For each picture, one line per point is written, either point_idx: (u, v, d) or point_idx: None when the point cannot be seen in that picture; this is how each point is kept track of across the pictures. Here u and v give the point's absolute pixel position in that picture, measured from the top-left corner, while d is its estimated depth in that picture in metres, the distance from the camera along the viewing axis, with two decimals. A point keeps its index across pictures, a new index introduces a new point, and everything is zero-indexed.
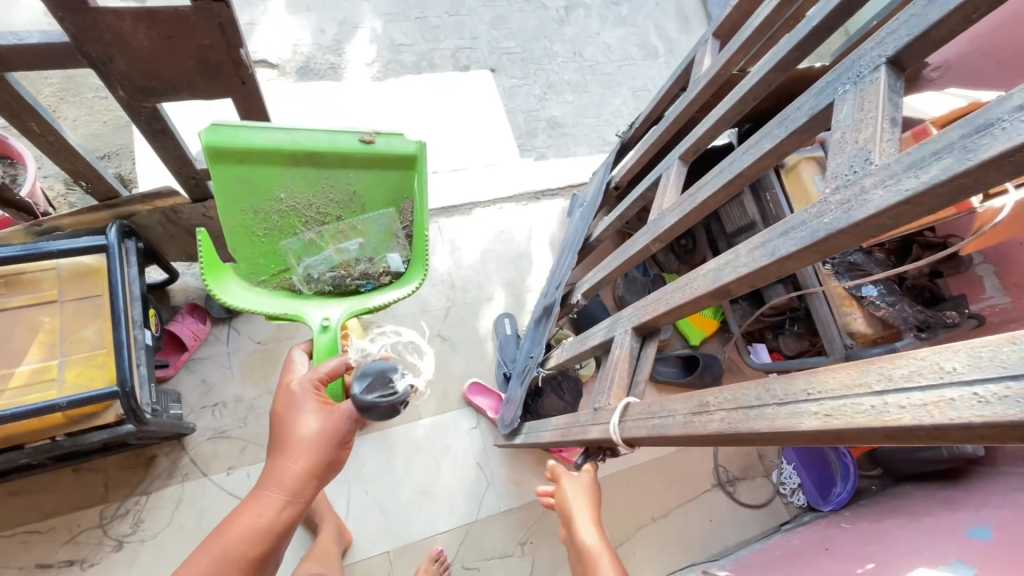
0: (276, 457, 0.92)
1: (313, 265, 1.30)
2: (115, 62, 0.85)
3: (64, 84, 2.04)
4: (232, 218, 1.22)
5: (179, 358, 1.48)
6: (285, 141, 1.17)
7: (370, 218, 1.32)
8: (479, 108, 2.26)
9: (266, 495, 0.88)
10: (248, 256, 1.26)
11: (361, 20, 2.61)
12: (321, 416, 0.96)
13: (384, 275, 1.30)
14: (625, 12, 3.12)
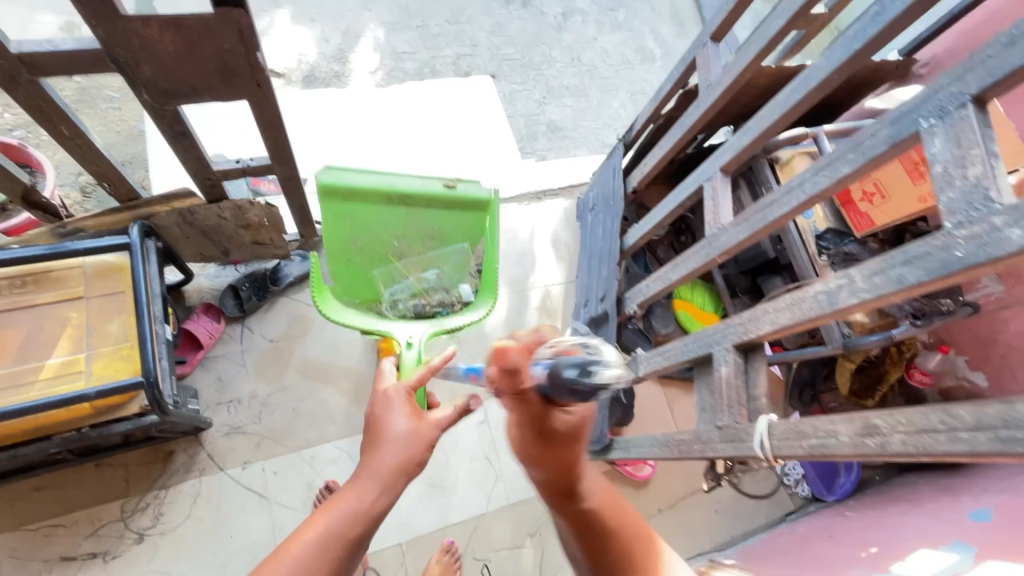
0: (370, 455, 0.86)
1: (398, 293, 1.51)
2: (142, 67, 0.90)
3: (80, 96, 2.11)
4: (335, 247, 1.44)
5: (195, 356, 1.52)
6: (380, 183, 1.40)
7: (447, 253, 1.53)
8: (481, 113, 2.32)
9: (354, 494, 0.80)
10: (346, 281, 1.47)
11: (364, 30, 2.68)
12: (416, 419, 0.91)
13: (457, 303, 1.53)
14: (621, 18, 3.19)
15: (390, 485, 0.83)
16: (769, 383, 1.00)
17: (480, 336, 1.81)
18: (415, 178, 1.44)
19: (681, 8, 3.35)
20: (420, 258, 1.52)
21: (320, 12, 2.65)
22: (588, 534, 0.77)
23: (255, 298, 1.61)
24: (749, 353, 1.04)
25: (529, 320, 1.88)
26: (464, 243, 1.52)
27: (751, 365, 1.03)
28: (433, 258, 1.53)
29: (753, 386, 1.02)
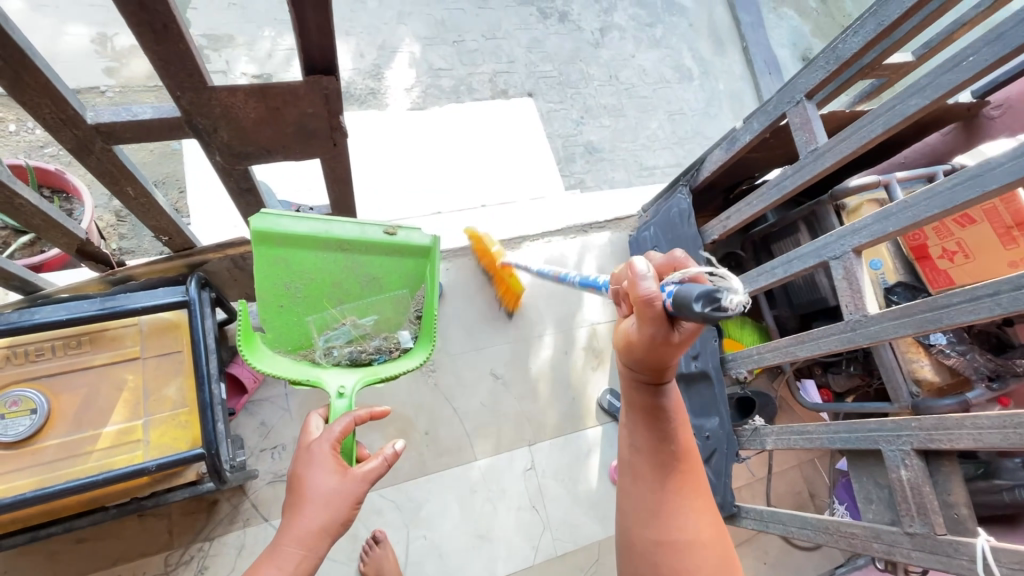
0: (290, 521, 0.92)
1: (333, 340, 1.33)
2: (219, 132, 0.84)
3: None
4: (265, 291, 1.27)
5: (240, 401, 1.48)
6: (319, 228, 1.26)
7: (385, 298, 1.37)
8: (520, 139, 2.27)
9: (277, 563, 0.89)
10: (276, 330, 1.29)
11: (400, 45, 2.61)
12: (339, 478, 0.96)
13: (396, 350, 1.35)
14: (659, 34, 3.11)
15: (311, 546, 0.92)
16: (965, 491, 0.97)
17: (527, 378, 1.75)
18: (354, 222, 1.30)
19: (719, 25, 3.27)
20: (355, 304, 1.36)
21: (355, 25, 2.58)
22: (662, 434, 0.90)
23: None
24: (929, 455, 1.00)
25: (576, 361, 1.82)
26: (403, 288, 1.39)
27: (936, 469, 0.99)
28: (370, 301, 1.37)
29: (943, 493, 0.98)
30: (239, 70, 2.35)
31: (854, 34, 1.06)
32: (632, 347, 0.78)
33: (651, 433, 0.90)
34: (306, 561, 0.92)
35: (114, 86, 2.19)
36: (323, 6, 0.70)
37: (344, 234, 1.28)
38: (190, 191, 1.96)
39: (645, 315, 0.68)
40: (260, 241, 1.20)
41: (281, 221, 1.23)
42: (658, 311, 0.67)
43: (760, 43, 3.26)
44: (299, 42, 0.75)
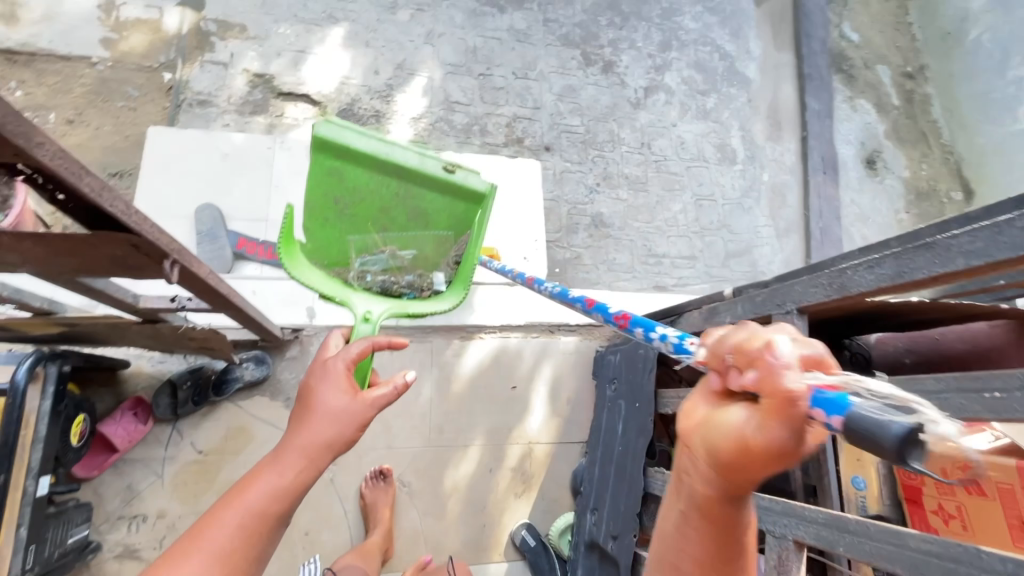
0: (294, 431, 0.81)
1: (369, 265, 1.29)
2: (10, 259, 0.73)
3: (97, 88, 2.04)
4: (313, 198, 1.20)
5: (107, 459, 1.34)
6: (378, 149, 1.17)
7: (428, 237, 1.31)
8: (514, 206, 2.05)
9: (276, 470, 0.78)
10: (317, 240, 1.25)
11: (421, 67, 2.42)
12: (350, 397, 0.83)
13: (428, 291, 1.33)
14: (710, 105, 2.83)
15: (313, 460, 0.80)
16: None
17: (438, 491, 1.57)
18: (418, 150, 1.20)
19: (779, 107, 2.96)
20: (399, 234, 1.29)
21: (378, 38, 2.40)
22: (725, 535, 0.63)
23: (192, 402, 1.40)
24: None
25: (500, 481, 1.62)
26: (450, 231, 1.31)
27: None
28: (413, 234, 1.29)
29: None
30: (240, 65, 2.19)
31: (868, 268, 0.81)
32: (733, 447, 0.52)
33: (711, 539, 0.64)
34: (304, 477, 0.79)
35: (107, 60, 2.09)
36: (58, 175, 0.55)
37: (403, 160, 1.19)
38: (155, 173, 1.76)
39: (774, 413, 0.47)
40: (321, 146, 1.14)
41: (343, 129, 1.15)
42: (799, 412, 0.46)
43: (822, 135, 2.91)
44: (47, 198, 0.60)
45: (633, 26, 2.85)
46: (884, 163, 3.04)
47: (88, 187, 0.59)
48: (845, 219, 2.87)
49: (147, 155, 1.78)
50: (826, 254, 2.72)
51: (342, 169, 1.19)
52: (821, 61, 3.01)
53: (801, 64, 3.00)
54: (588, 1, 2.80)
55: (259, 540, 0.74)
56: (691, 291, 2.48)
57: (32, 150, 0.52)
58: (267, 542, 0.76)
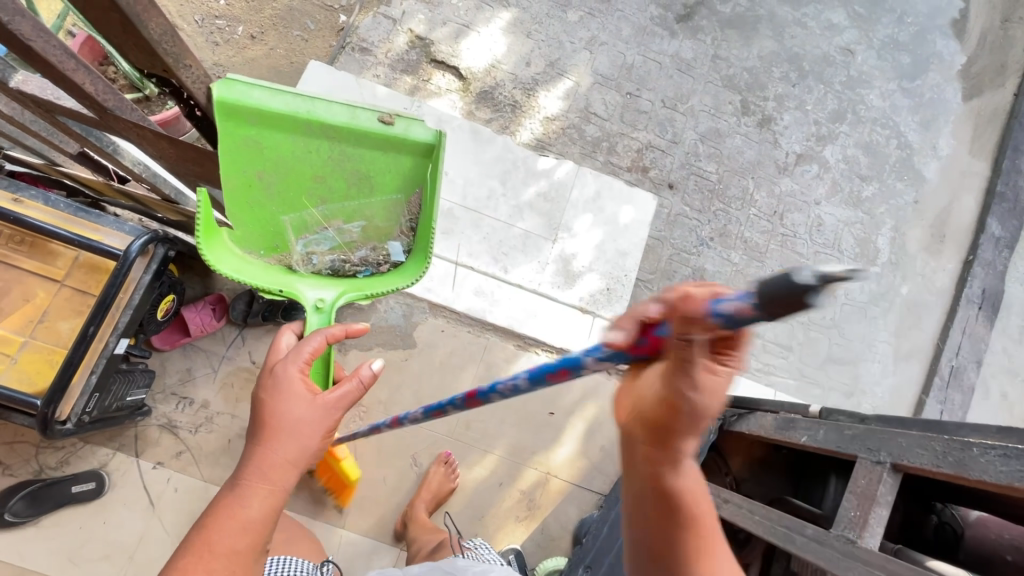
0: (261, 453, 0.94)
1: (314, 245, 1.31)
2: (147, 149, 0.93)
3: (284, 14, 2.24)
4: (231, 179, 1.18)
5: (178, 340, 1.47)
6: (295, 107, 1.14)
7: (373, 203, 1.30)
8: (616, 233, 1.96)
9: (243, 496, 0.91)
10: (248, 228, 1.25)
11: (572, 70, 2.40)
12: (309, 403, 0.99)
13: (383, 265, 1.33)
14: (865, 193, 2.54)
15: (277, 476, 0.94)
16: None
17: None
18: (343, 105, 1.18)
19: (950, 218, 2.59)
20: (340, 205, 1.29)
21: (541, 31, 2.41)
22: (669, 498, 0.68)
23: (261, 316, 1.50)
24: None
25: (505, 498, 1.57)
26: (398, 192, 1.30)
27: None
28: (354, 203, 1.30)
29: None
30: (407, 25, 2.30)
31: (1001, 457, 0.64)
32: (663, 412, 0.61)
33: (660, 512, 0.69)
34: (271, 492, 0.93)
35: None
36: (184, 79, 0.87)
37: (330, 120, 1.17)
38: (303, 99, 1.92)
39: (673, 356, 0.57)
40: (224, 117, 1.09)
41: (253, 94, 1.11)
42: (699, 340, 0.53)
43: (992, 265, 2.51)
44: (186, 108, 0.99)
45: (808, 85, 2.62)
46: None
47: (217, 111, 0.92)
48: (988, 367, 2.44)
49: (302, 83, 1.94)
50: (948, 397, 2.34)
51: (261, 142, 1.17)
52: (1021, 181, 2.62)
53: (995, 178, 2.62)
54: (767, 48, 2.62)
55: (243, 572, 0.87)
56: (772, 382, 2.25)
57: (175, 64, 0.84)
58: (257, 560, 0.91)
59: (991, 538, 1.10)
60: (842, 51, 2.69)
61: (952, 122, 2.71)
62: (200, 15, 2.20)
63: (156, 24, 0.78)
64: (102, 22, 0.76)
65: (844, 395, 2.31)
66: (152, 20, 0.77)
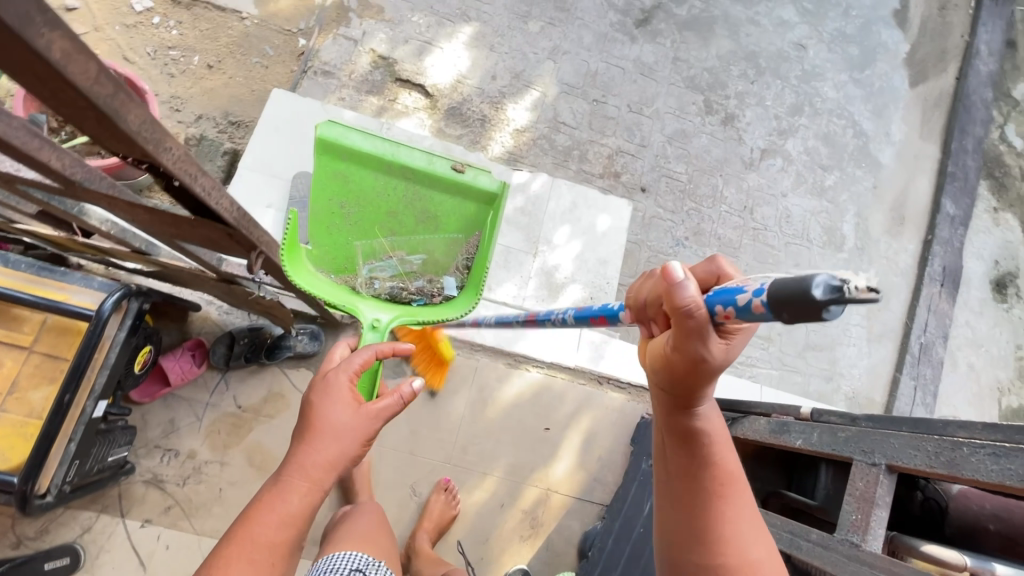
0: (301, 452, 0.91)
1: (377, 271, 1.53)
2: (123, 217, 0.89)
3: (241, 41, 2.18)
4: (320, 204, 1.47)
5: (158, 390, 1.41)
6: (385, 150, 1.44)
7: (437, 239, 1.55)
8: (595, 242, 1.98)
9: (280, 496, 0.88)
10: (322, 246, 1.47)
11: (537, 81, 2.41)
12: (352, 411, 0.95)
13: (435, 294, 1.52)
14: (828, 182, 2.64)
15: (317, 479, 0.90)
16: None
17: None
18: (423, 153, 1.47)
19: (908, 201, 2.71)
20: (406, 239, 1.55)
21: (503, 44, 2.42)
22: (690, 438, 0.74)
23: (244, 358, 1.46)
24: None
25: (509, 518, 1.57)
26: (458, 233, 1.54)
27: None
28: (421, 238, 1.55)
29: None
30: (369, 45, 2.27)
31: (992, 456, 0.69)
32: (663, 365, 0.66)
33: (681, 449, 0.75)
34: (310, 493, 0.90)
35: (255, 17, 2.22)
36: (172, 164, 0.73)
37: (410, 163, 1.46)
38: (268, 128, 1.85)
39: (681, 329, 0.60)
40: (324, 149, 1.41)
41: (349, 136, 1.42)
42: (699, 321, 0.58)
43: (950, 243, 2.63)
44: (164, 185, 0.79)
45: (766, 82, 2.70)
46: (1017, 290, 2.71)
47: (203, 188, 0.80)
48: (953, 341, 2.57)
49: (266, 112, 1.87)
50: (920, 373, 2.45)
51: (350, 176, 1.46)
52: (969, 161, 2.76)
53: (945, 160, 2.74)
54: (724, 47, 2.68)
55: (278, 563, 0.85)
56: (756, 374, 2.31)
57: (158, 151, 0.69)
58: (293, 554, 0.89)
59: (973, 511, 1.16)
60: (794, 46, 2.78)
61: (902, 108, 2.83)
62: (151, 46, 2.12)
63: (135, 116, 0.64)
64: (68, 115, 0.62)
65: (825, 380, 2.39)
66: (130, 112, 0.63)
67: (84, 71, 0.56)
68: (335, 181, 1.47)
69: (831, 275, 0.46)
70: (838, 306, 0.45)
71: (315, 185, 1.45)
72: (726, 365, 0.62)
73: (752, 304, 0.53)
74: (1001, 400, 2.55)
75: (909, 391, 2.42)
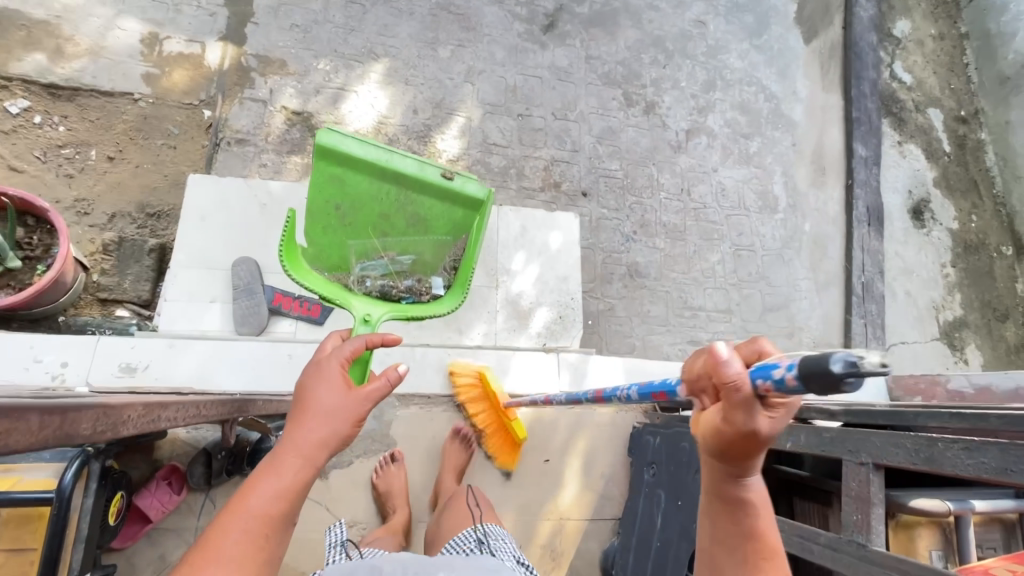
0: (291, 432, 0.81)
1: (369, 270, 1.62)
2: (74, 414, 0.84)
3: (139, 125, 2.03)
4: (317, 204, 1.50)
5: (140, 530, 1.32)
6: (381, 158, 1.43)
7: (427, 240, 1.60)
8: (552, 260, 2.00)
9: (274, 473, 0.77)
10: (318, 246, 1.56)
11: (460, 106, 2.38)
12: (346, 392, 0.87)
13: (425, 294, 1.64)
14: (752, 149, 2.76)
15: (312, 457, 0.80)
16: None
17: None
18: (416, 160, 1.45)
19: (825, 151, 2.88)
20: (397, 241, 1.60)
21: (418, 75, 2.37)
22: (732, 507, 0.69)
23: (225, 473, 1.39)
24: None
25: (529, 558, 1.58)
26: (446, 236, 1.59)
27: None
28: (411, 238, 1.59)
29: None
30: (279, 103, 2.18)
31: (966, 451, 0.74)
32: (711, 434, 0.62)
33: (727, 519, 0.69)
34: (305, 472, 0.79)
35: (149, 96, 2.07)
36: (128, 428, 0.64)
37: (403, 170, 1.44)
38: (190, 219, 1.73)
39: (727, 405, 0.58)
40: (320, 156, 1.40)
41: (347, 144, 1.41)
42: (745, 397, 0.56)
43: (868, 183, 2.83)
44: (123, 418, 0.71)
45: (677, 63, 2.78)
46: (932, 214, 2.96)
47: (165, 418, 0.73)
48: (888, 273, 2.78)
49: (186, 202, 1.75)
50: (867, 310, 2.64)
51: (347, 181, 1.47)
52: (870, 103, 2.95)
53: (850, 106, 2.92)
54: (631, 37, 2.74)
55: (270, 540, 0.72)
56: None
57: (115, 432, 0.60)
58: (282, 537, 0.75)
59: None
60: (695, 24, 2.87)
61: (802, 65, 2.99)
62: (40, 149, 1.94)
63: (87, 425, 0.53)
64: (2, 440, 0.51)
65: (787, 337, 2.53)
66: (81, 424, 0.53)
67: (28, 433, 0.44)
68: (331, 184, 1.48)
69: (848, 352, 0.50)
70: (856, 381, 0.49)
71: (311, 187, 1.47)
72: (774, 438, 0.59)
73: (784, 378, 0.53)
74: (938, 316, 2.79)
75: (862, 329, 2.60)
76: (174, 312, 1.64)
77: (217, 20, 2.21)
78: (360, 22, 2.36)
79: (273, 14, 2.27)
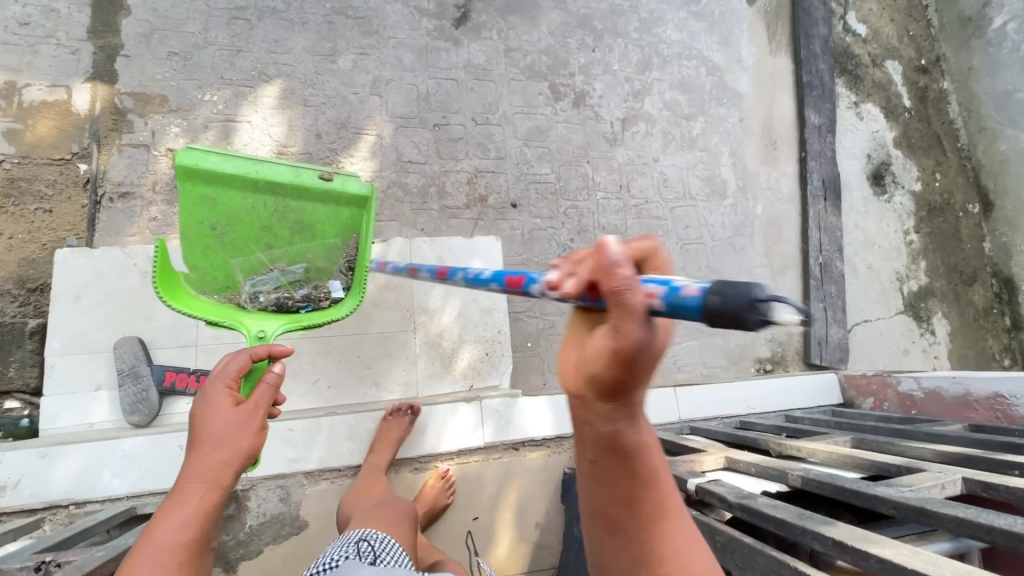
0: (188, 463, 0.85)
1: (260, 285, 1.46)
2: None
3: (6, 190, 1.84)
4: (190, 227, 1.34)
5: None
6: (250, 169, 1.32)
7: (316, 246, 1.48)
8: (474, 291, 1.86)
9: (180, 503, 0.82)
10: (199, 269, 1.39)
11: (367, 124, 2.18)
12: (232, 411, 0.89)
13: (324, 300, 1.48)
14: (696, 130, 2.57)
15: (215, 480, 0.84)
16: None
17: None
18: (287, 165, 1.35)
19: (776, 123, 2.69)
20: (284, 251, 1.47)
21: (318, 94, 2.16)
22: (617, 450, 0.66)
23: None
24: None
25: None
26: (335, 238, 1.47)
27: None
28: (301, 245, 1.47)
29: None
30: (164, 145, 1.98)
31: None
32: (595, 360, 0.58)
33: (617, 468, 0.66)
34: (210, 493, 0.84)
35: (13, 155, 1.87)
36: None
37: (275, 177, 1.34)
38: (60, 299, 1.57)
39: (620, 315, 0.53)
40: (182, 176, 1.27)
41: (210, 159, 1.29)
42: (637, 308, 0.52)
43: (823, 154, 2.65)
44: None
45: (607, 44, 2.55)
46: (893, 177, 2.79)
47: None
48: (848, 249, 2.64)
49: (55, 280, 1.58)
50: (826, 293, 2.51)
51: (220, 199, 1.34)
52: (821, 64, 2.73)
53: (800, 70, 2.72)
54: (554, 20, 2.49)
55: (188, 560, 0.79)
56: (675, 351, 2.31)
57: None
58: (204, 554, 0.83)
59: None
60: None
61: (747, 29, 2.75)
62: None
63: None
64: None
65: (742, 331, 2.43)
66: None
67: None
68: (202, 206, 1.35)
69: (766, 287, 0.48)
70: (769, 313, 0.46)
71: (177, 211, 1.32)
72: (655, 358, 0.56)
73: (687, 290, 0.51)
74: (902, 288, 2.68)
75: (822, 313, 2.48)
76: (55, 409, 1.51)
77: (81, 58, 1.98)
78: (246, 41, 2.13)
79: (144, 42, 2.03)
